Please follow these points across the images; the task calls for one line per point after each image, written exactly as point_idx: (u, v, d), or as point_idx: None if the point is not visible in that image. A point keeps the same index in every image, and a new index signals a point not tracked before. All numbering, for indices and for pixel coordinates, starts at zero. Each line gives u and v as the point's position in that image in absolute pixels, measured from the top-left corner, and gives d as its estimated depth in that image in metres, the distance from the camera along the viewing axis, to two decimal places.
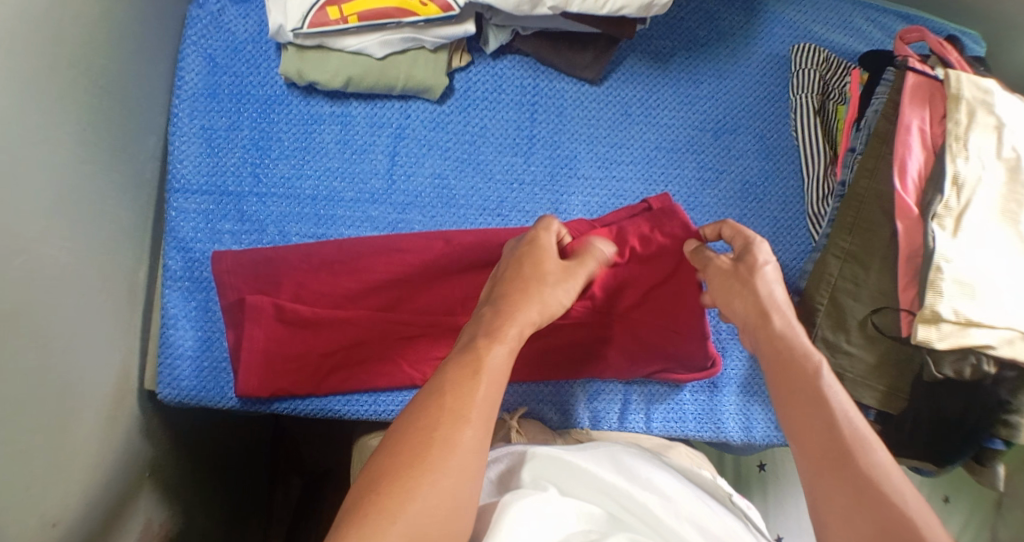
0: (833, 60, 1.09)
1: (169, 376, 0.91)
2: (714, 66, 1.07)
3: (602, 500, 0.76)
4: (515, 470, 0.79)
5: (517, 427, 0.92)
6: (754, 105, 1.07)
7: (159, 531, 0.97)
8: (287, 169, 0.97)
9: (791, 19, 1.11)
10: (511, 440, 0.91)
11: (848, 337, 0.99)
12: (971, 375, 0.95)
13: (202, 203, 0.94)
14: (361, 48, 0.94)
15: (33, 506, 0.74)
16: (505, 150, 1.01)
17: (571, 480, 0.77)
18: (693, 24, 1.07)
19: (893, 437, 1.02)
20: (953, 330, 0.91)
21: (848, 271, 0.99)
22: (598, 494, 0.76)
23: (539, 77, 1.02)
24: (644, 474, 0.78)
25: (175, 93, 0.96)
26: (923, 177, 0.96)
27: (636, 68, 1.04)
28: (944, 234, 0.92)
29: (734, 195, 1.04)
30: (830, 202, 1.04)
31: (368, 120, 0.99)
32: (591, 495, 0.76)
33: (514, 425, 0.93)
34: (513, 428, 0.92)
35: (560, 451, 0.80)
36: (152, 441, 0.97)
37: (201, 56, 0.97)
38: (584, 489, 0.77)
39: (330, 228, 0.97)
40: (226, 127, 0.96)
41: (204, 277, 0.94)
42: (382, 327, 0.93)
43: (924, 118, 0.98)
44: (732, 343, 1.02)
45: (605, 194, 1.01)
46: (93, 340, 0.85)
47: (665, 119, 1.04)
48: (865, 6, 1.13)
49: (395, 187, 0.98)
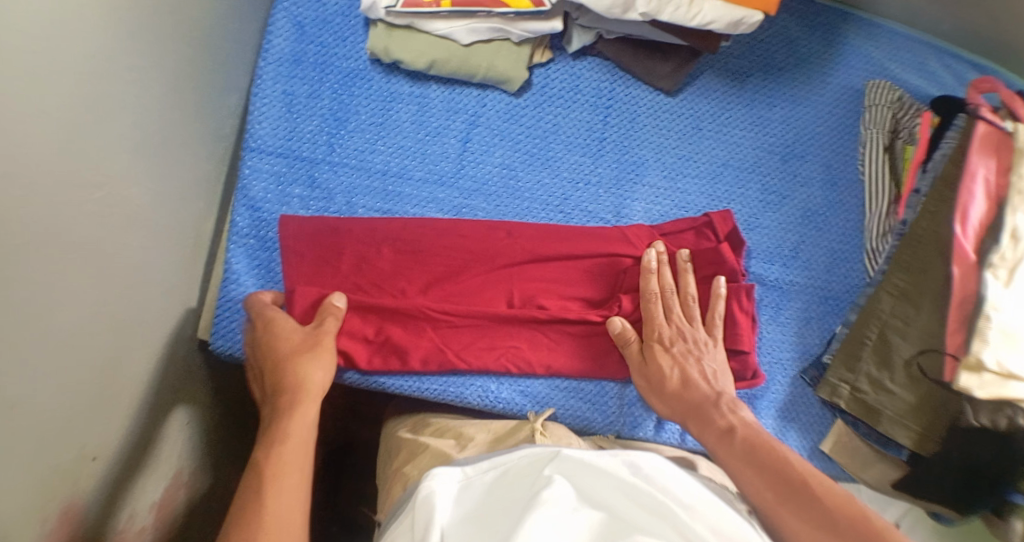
0: (906, 99, 1.10)
1: (224, 328, 0.92)
2: (788, 91, 1.08)
3: (621, 500, 0.71)
4: (531, 471, 0.75)
5: (541, 430, 0.90)
6: (824, 133, 1.09)
7: (185, 479, 0.98)
8: (361, 142, 0.99)
9: (868, 55, 1.12)
10: (535, 441, 0.88)
11: (891, 376, 0.99)
12: (1006, 428, 0.94)
13: (275, 165, 0.96)
14: (448, 32, 0.97)
15: (80, 438, 0.75)
16: (575, 149, 1.02)
17: (591, 483, 0.73)
18: (773, 48, 1.09)
19: (921, 480, 0.99)
20: (993, 380, 0.91)
21: (900, 309, 1.00)
22: (615, 497, 0.71)
23: (616, 82, 1.04)
24: (663, 482, 0.73)
25: (263, 56, 0.98)
26: (983, 226, 0.96)
27: (712, 84, 1.06)
28: (997, 284, 0.93)
29: (794, 220, 1.06)
30: (888, 240, 1.05)
31: (445, 104, 1.01)
32: (607, 498, 0.71)
33: (537, 428, 0.90)
34: (537, 431, 0.89)
35: (584, 455, 0.75)
36: (192, 393, 0.98)
37: (291, 22, 0.99)
38: (602, 491, 0.72)
39: (396, 204, 0.98)
40: (307, 94, 0.98)
41: (269, 238, 0.95)
42: (427, 318, 0.92)
43: (990, 168, 0.98)
44: (778, 368, 1.03)
45: (668, 204, 1.02)
46: (156, 285, 0.87)
47: (735, 137, 1.06)
48: (941, 51, 1.15)
49: (464, 171, 1.00)
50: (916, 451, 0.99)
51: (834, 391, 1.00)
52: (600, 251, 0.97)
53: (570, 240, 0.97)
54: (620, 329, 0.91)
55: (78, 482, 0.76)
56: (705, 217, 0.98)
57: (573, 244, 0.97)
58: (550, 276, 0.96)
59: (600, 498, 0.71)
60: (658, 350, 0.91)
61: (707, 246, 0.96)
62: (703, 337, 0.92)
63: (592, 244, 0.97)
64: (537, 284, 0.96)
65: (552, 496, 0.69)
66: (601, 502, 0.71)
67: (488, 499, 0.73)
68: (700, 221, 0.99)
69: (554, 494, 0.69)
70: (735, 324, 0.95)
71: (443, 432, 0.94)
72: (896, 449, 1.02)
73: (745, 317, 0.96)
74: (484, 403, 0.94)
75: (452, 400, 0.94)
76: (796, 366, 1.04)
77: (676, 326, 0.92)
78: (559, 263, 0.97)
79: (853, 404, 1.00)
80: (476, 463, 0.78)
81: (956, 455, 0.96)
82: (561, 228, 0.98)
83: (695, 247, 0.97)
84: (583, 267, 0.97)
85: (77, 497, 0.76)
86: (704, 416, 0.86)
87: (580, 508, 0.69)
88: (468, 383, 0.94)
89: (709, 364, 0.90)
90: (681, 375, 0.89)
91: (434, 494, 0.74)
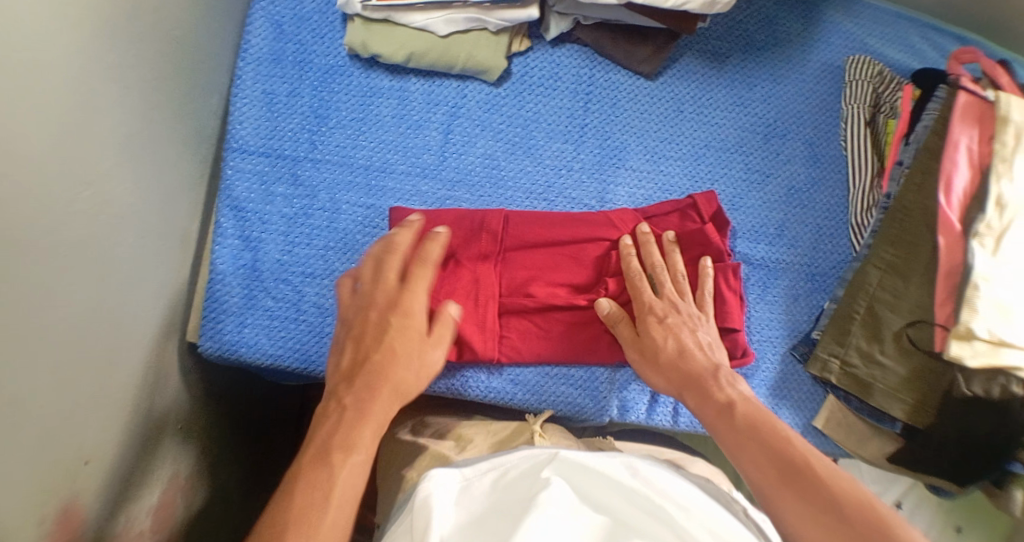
0: (887, 74, 1.10)
1: (213, 328, 0.92)
2: (768, 70, 1.09)
3: (618, 503, 0.71)
4: (532, 472, 0.74)
5: (540, 431, 0.92)
6: (805, 111, 1.09)
7: (183, 480, 0.98)
8: (343, 138, 0.99)
9: (848, 31, 1.12)
10: (534, 442, 0.90)
11: (881, 348, 0.99)
12: (1000, 396, 0.94)
13: (258, 164, 0.96)
14: (426, 24, 0.97)
15: (73, 439, 0.76)
16: (557, 136, 1.02)
17: (588, 485, 0.73)
18: (751, 28, 1.09)
19: (917, 452, 1.00)
20: (985, 349, 0.91)
21: (888, 282, 1.00)
22: (613, 498, 0.71)
23: (595, 68, 1.05)
24: (661, 482, 0.73)
25: (241, 55, 0.98)
26: (968, 195, 0.97)
27: (691, 67, 1.06)
28: (983, 252, 0.93)
29: (779, 199, 1.06)
30: (874, 214, 1.05)
31: (425, 97, 1.01)
32: (605, 500, 0.71)
33: (536, 430, 0.92)
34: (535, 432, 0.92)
35: (582, 457, 0.75)
36: (185, 396, 0.98)
37: (268, 21, 1.00)
38: (600, 493, 0.72)
39: (380, 198, 0.98)
40: (287, 92, 0.99)
41: (255, 237, 0.95)
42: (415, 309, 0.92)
43: (973, 137, 0.98)
44: (768, 346, 1.03)
45: (651, 187, 1.03)
46: (144, 286, 0.87)
47: (717, 119, 1.06)
48: (921, 25, 1.14)
49: (446, 162, 1.00)
50: (911, 423, 0.99)
51: (824, 366, 0.99)
52: (583, 236, 0.97)
53: (554, 227, 0.97)
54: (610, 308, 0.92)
55: (72, 483, 0.76)
56: (690, 199, 0.99)
57: (557, 229, 0.96)
58: (534, 261, 0.96)
59: (599, 499, 0.71)
60: (652, 324, 0.90)
61: (693, 228, 0.97)
62: (695, 312, 0.92)
63: (578, 230, 0.97)
64: (520, 270, 0.95)
65: (547, 498, 0.68)
66: (601, 505, 0.71)
67: (491, 501, 0.73)
68: (685, 203, 0.99)
69: (550, 497, 0.69)
70: (725, 301, 0.95)
71: (442, 434, 0.96)
72: (890, 423, 1.01)
73: (733, 296, 0.96)
74: (476, 393, 0.96)
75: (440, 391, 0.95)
76: (786, 343, 1.04)
77: (668, 299, 0.92)
78: (545, 250, 0.96)
79: (844, 379, 0.99)
80: (474, 466, 0.77)
81: (951, 424, 0.96)
82: (546, 215, 0.98)
83: (680, 229, 0.98)
84: (566, 253, 0.96)
85: (72, 499, 0.76)
86: (702, 389, 0.85)
87: (579, 509, 0.69)
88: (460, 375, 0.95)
89: (703, 336, 0.90)
90: (675, 345, 0.88)
91: (433, 497, 0.73)
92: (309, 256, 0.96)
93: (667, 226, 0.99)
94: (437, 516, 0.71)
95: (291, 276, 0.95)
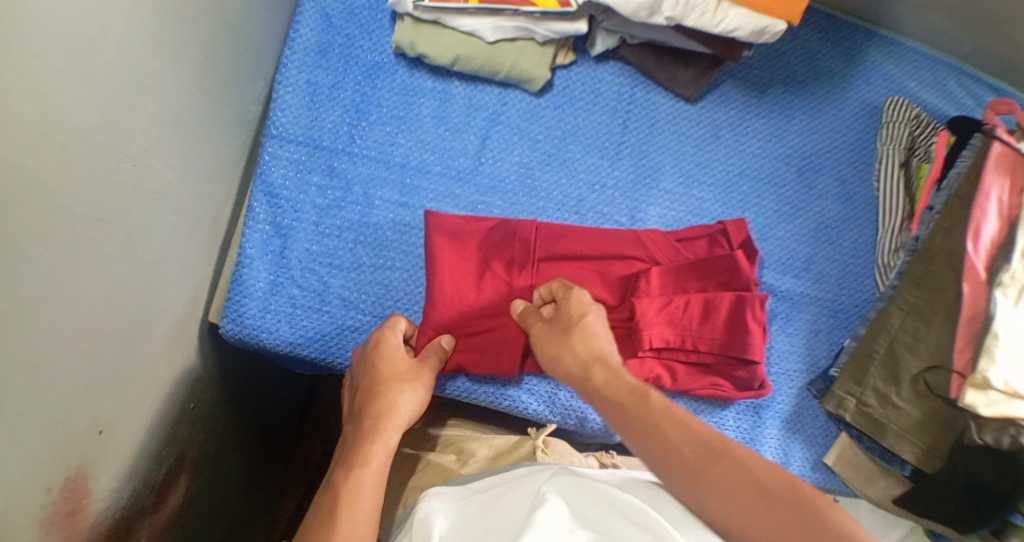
0: (924, 118, 1.11)
1: (235, 311, 0.92)
2: (806, 104, 1.09)
3: (609, 520, 0.67)
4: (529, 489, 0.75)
5: (543, 448, 0.94)
6: (840, 148, 1.09)
7: (190, 463, 0.98)
8: (382, 135, 0.99)
9: (888, 73, 1.13)
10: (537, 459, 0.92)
11: (898, 390, 1.00)
12: (1009, 446, 0.92)
13: (295, 153, 0.97)
14: (474, 29, 0.97)
15: (90, 410, 0.75)
16: (593, 151, 1.03)
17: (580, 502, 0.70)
18: (793, 61, 1.10)
19: (924, 497, 1.00)
20: (1000, 398, 0.91)
21: (910, 324, 1.00)
22: (609, 514, 0.68)
23: (637, 87, 1.05)
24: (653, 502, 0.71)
25: (289, 44, 0.99)
26: (995, 245, 0.97)
27: (732, 94, 1.07)
28: (1005, 302, 0.93)
29: (808, 233, 1.06)
30: (900, 256, 1.05)
31: (466, 101, 1.02)
32: (597, 516, 0.68)
33: (538, 445, 0.94)
34: (538, 448, 0.94)
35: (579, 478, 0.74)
36: (201, 379, 0.98)
37: (318, 14, 1.00)
38: (591, 508, 0.69)
39: (413, 198, 0.99)
40: (330, 84, 0.99)
41: (285, 225, 0.95)
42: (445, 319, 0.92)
43: (1004, 187, 0.99)
44: (785, 377, 1.03)
45: (682, 210, 1.03)
46: (174, 263, 0.87)
47: (752, 148, 1.06)
48: (961, 72, 1.15)
49: (482, 168, 1.01)
50: (920, 467, 1.00)
51: (839, 403, 1.00)
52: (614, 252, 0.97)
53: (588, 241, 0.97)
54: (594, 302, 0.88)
55: (84, 453, 0.75)
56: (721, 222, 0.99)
57: (589, 245, 0.97)
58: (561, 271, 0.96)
59: (588, 516, 0.68)
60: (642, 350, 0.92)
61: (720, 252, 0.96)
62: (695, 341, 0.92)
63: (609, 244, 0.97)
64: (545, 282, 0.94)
65: (545, 516, 0.65)
66: (591, 521, 0.67)
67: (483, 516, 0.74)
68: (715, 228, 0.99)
69: (548, 514, 0.66)
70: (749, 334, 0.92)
71: (446, 446, 0.99)
72: (900, 464, 1.02)
73: (758, 328, 0.93)
74: (492, 399, 0.96)
75: (456, 394, 0.95)
76: (803, 378, 1.04)
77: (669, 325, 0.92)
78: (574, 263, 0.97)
79: (858, 417, 1.00)
80: (470, 486, 0.82)
81: (959, 471, 0.96)
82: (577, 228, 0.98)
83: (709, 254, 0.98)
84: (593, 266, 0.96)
85: (82, 470, 0.76)
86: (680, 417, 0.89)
87: (574, 529, 0.65)
88: (478, 381, 0.96)
89: None
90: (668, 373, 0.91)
91: (432, 512, 0.77)
92: (339, 248, 0.96)
93: (695, 250, 0.99)
94: (436, 523, 0.74)
95: (319, 267, 0.95)
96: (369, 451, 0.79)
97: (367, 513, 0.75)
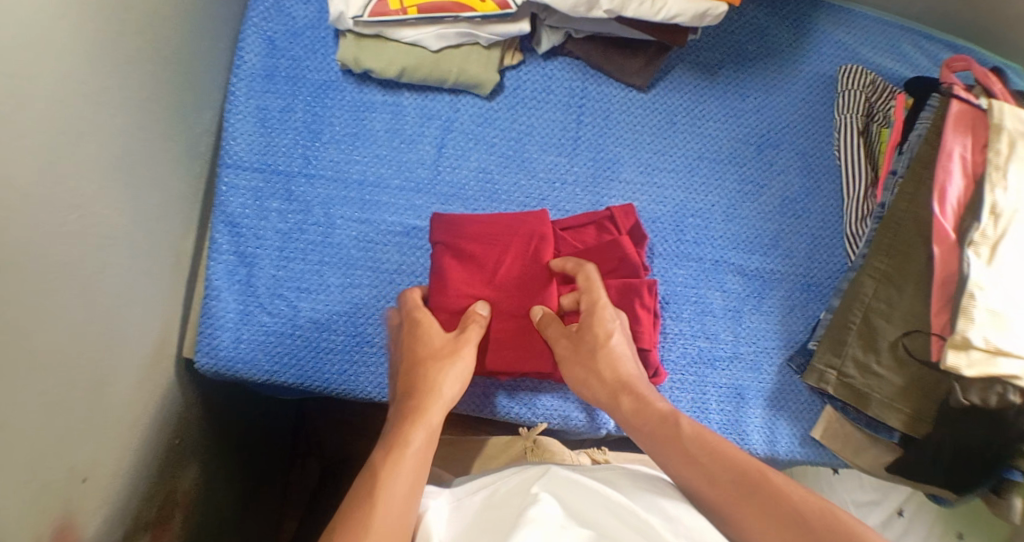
0: (880, 83, 1.10)
1: (208, 344, 0.92)
2: (760, 81, 1.09)
3: (603, 516, 0.69)
4: (524, 487, 0.75)
5: (532, 446, 0.98)
6: (799, 121, 1.09)
7: (180, 499, 0.99)
8: (337, 154, 0.99)
9: (840, 40, 1.13)
10: (525, 458, 0.97)
11: (877, 358, 0.98)
12: (996, 405, 0.93)
13: (252, 180, 0.97)
14: (417, 39, 0.97)
15: (67, 459, 0.76)
16: (550, 149, 1.03)
17: (575, 498, 0.72)
18: (743, 39, 1.10)
19: (914, 463, 0.99)
20: (982, 357, 0.90)
21: (883, 292, 0.99)
22: (600, 513, 0.70)
23: (588, 80, 1.05)
24: (649, 493, 0.73)
25: (234, 72, 0.99)
26: (963, 204, 0.96)
27: (684, 78, 1.07)
28: (979, 261, 0.92)
29: (773, 209, 1.06)
30: (868, 223, 1.05)
31: (418, 111, 1.02)
32: (591, 513, 0.70)
33: (529, 445, 0.98)
34: (528, 447, 0.98)
35: (574, 475, 0.76)
36: (181, 412, 0.99)
37: (261, 38, 1.01)
38: (585, 505, 0.71)
39: (374, 213, 0.99)
40: (280, 108, 0.99)
41: (249, 253, 0.95)
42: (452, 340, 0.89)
43: (966, 145, 0.98)
44: (763, 357, 1.02)
45: (645, 199, 1.03)
46: (138, 303, 0.87)
47: (709, 130, 1.06)
48: (913, 32, 1.15)
49: (440, 176, 1.00)
50: (908, 433, 0.98)
51: (821, 377, 0.99)
52: (508, 244, 0.94)
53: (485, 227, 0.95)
54: (542, 315, 0.90)
55: (66, 502, 0.76)
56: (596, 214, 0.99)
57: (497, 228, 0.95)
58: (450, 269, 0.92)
59: (583, 514, 0.70)
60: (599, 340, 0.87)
61: (608, 237, 0.96)
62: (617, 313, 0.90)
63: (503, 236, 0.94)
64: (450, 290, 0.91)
65: (537, 514, 0.68)
66: (587, 517, 0.69)
67: (478, 517, 0.74)
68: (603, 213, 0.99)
69: (540, 513, 0.68)
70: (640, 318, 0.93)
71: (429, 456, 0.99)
72: (887, 433, 1.01)
73: (648, 313, 0.93)
74: (473, 407, 0.95)
75: None
76: (782, 354, 1.03)
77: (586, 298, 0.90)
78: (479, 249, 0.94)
79: (841, 390, 0.98)
80: (465, 488, 0.80)
81: (948, 434, 0.96)
82: (459, 223, 0.95)
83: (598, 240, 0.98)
84: (478, 263, 0.93)
85: (71, 518, 0.76)
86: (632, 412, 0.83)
87: (566, 525, 0.68)
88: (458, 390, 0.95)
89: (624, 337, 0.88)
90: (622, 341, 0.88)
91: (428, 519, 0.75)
92: (304, 271, 0.96)
93: (584, 236, 0.99)
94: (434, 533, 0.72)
95: (286, 292, 0.95)
96: (411, 433, 0.77)
97: (408, 497, 0.71)
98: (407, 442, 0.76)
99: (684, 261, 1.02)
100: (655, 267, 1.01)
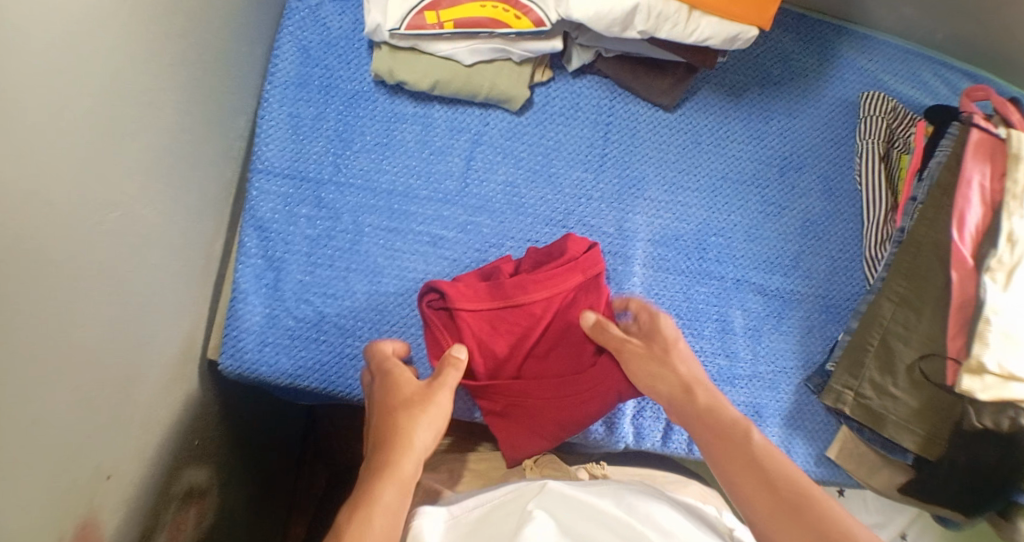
0: (900, 110, 1.13)
1: (233, 346, 0.93)
2: (784, 105, 1.11)
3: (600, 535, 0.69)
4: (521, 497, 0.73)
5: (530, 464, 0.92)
6: (821, 145, 1.11)
7: (197, 500, 0.99)
8: (367, 163, 1.01)
9: (862, 67, 1.15)
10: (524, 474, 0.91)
11: (894, 381, 1.00)
12: (1008, 429, 0.94)
13: (283, 186, 0.98)
14: (452, 53, 0.99)
15: (93, 458, 0.76)
16: (577, 165, 1.04)
17: (571, 515, 0.71)
18: (768, 63, 1.12)
19: (926, 484, 1.00)
20: (995, 382, 0.92)
21: (901, 315, 1.01)
22: (593, 528, 0.69)
23: (615, 99, 1.07)
24: (646, 509, 0.74)
25: (269, 79, 1.00)
26: (980, 230, 0.98)
27: (710, 99, 1.09)
28: (995, 287, 0.94)
29: (794, 230, 1.08)
30: (887, 247, 1.06)
31: (448, 123, 1.03)
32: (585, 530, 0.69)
33: (527, 463, 0.93)
34: (526, 464, 0.92)
35: (569, 489, 0.74)
36: (202, 413, 0.99)
37: (295, 46, 1.02)
38: (577, 521, 0.70)
39: (402, 223, 1.00)
40: (313, 115, 1.00)
41: (278, 258, 0.96)
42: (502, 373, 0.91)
43: (985, 173, 0.99)
44: (780, 376, 1.03)
45: (668, 217, 1.05)
46: (167, 303, 0.88)
47: (734, 151, 1.08)
48: (934, 61, 1.17)
49: (468, 189, 1.02)
50: (922, 455, 0.99)
51: (838, 397, 1.00)
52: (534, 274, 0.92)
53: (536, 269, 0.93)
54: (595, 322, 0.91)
55: (91, 500, 0.76)
56: (429, 285, 0.92)
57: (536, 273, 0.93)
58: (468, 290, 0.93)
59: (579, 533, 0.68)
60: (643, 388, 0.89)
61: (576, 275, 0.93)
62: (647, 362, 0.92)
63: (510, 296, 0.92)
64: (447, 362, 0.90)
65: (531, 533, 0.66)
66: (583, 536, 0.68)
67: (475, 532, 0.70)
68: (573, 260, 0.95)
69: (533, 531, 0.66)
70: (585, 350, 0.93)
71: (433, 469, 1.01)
72: (901, 453, 1.02)
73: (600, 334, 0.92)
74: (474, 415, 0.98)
75: None
76: (800, 374, 1.05)
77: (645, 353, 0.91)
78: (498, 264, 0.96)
79: (858, 410, 1.00)
80: (462, 503, 0.75)
81: (961, 456, 0.97)
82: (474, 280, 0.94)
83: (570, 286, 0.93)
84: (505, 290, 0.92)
85: (92, 514, 0.76)
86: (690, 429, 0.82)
87: None
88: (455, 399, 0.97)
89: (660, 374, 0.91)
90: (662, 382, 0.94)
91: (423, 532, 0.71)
92: (331, 277, 0.97)
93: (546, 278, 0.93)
94: None
95: (313, 297, 0.96)
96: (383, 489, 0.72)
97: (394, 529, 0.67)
98: (374, 500, 0.71)
99: (706, 279, 1.04)
100: (676, 284, 1.03)
